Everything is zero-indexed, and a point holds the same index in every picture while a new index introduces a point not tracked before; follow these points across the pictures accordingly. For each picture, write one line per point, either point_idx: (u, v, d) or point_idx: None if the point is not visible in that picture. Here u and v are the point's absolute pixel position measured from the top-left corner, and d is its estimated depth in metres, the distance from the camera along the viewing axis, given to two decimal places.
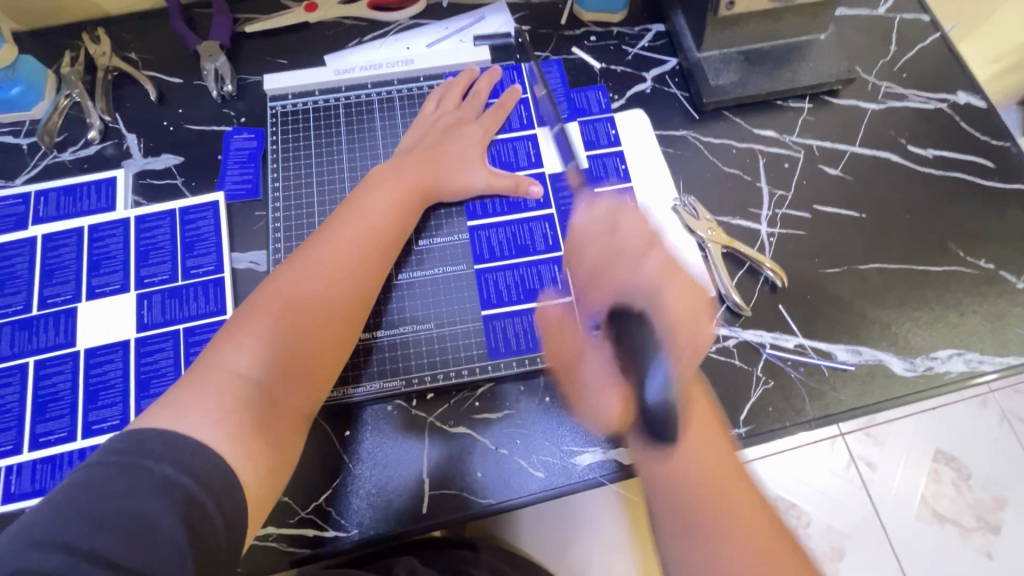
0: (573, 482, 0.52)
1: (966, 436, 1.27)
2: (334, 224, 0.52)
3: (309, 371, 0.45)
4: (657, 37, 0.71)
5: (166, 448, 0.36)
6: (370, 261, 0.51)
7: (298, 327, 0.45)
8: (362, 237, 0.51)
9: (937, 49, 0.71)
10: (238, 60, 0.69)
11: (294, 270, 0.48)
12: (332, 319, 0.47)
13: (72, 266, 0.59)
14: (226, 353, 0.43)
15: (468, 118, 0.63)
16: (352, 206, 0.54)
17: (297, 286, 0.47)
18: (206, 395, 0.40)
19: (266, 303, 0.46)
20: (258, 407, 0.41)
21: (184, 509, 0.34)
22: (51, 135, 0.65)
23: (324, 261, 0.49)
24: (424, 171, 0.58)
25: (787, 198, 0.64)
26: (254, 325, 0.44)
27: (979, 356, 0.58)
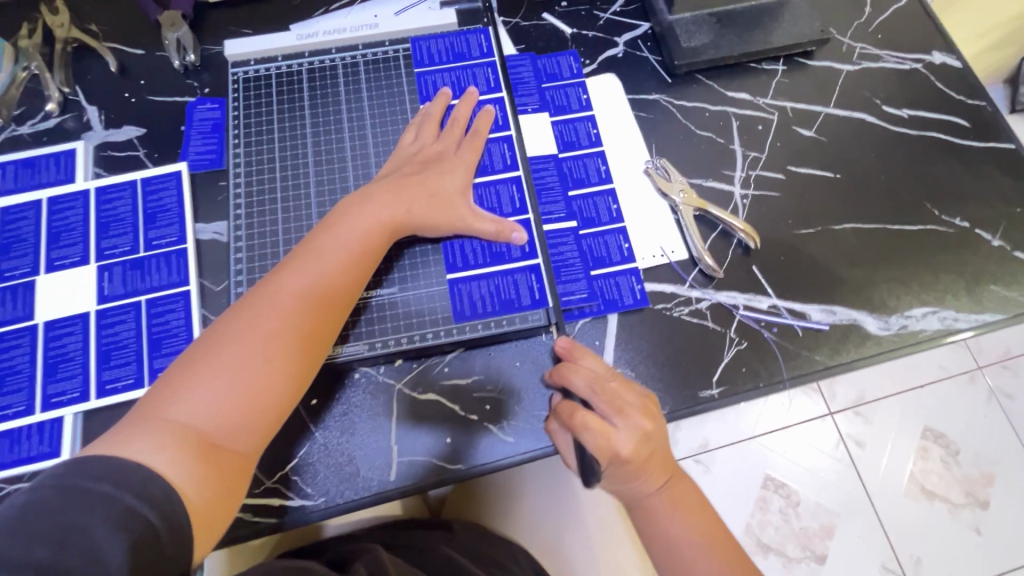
0: (544, 446, 0.52)
1: (953, 412, 1.27)
2: (298, 259, 0.49)
3: (257, 417, 0.44)
4: (628, 2, 0.69)
5: (106, 468, 0.35)
6: (330, 302, 0.49)
7: (248, 368, 0.43)
8: (330, 272, 0.49)
9: (913, 10, 0.70)
10: (202, 30, 0.67)
11: (257, 306, 0.46)
12: (282, 357, 0.45)
13: (30, 239, 0.57)
14: (175, 394, 0.41)
15: (450, 150, 0.59)
16: (318, 240, 0.51)
17: (251, 327, 0.45)
18: (145, 436, 0.39)
19: (220, 340, 0.44)
20: (202, 454, 0.40)
21: (122, 521, 0.33)
22: (10, 108, 0.63)
23: (288, 297, 0.47)
24: (401, 200, 0.54)
25: (761, 160, 0.63)
26: (205, 365, 0.43)
27: (954, 314, 0.57)
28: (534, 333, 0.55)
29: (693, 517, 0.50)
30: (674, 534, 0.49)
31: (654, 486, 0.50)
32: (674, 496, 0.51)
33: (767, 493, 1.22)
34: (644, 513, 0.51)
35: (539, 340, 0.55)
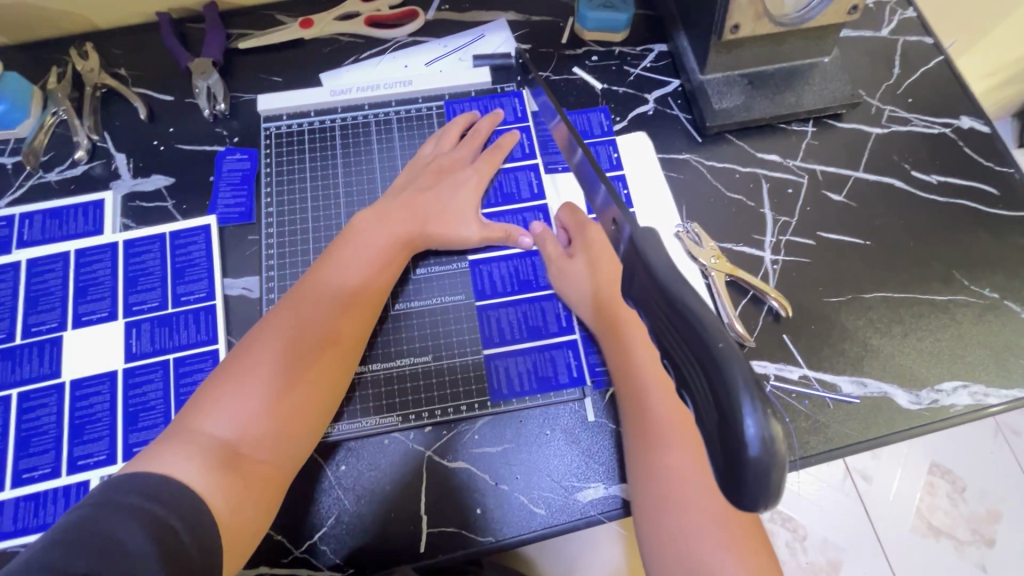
0: (574, 520, 0.51)
1: (961, 449, 1.27)
2: (319, 275, 0.51)
3: (285, 424, 0.44)
4: (659, 57, 0.70)
5: (136, 484, 0.36)
6: (352, 309, 0.50)
7: (275, 378, 0.45)
8: (353, 279, 0.51)
9: (941, 72, 0.70)
10: (232, 77, 0.67)
11: (281, 316, 0.48)
12: (309, 364, 0.46)
13: (58, 292, 0.57)
14: (208, 400, 0.43)
15: (466, 159, 0.62)
16: (339, 254, 0.53)
17: (278, 338, 0.46)
18: (183, 442, 0.40)
19: (250, 352, 0.46)
20: (228, 466, 0.40)
21: (153, 530, 0.34)
22: (37, 155, 0.62)
23: (311, 303, 0.49)
24: (415, 213, 0.57)
25: (791, 225, 0.63)
26: (236, 373, 0.44)
27: (984, 389, 0.57)
28: (566, 404, 0.55)
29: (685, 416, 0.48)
30: (647, 366, 0.50)
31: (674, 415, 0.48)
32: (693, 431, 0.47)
33: (773, 526, 1.21)
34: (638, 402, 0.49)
35: (570, 408, 0.55)
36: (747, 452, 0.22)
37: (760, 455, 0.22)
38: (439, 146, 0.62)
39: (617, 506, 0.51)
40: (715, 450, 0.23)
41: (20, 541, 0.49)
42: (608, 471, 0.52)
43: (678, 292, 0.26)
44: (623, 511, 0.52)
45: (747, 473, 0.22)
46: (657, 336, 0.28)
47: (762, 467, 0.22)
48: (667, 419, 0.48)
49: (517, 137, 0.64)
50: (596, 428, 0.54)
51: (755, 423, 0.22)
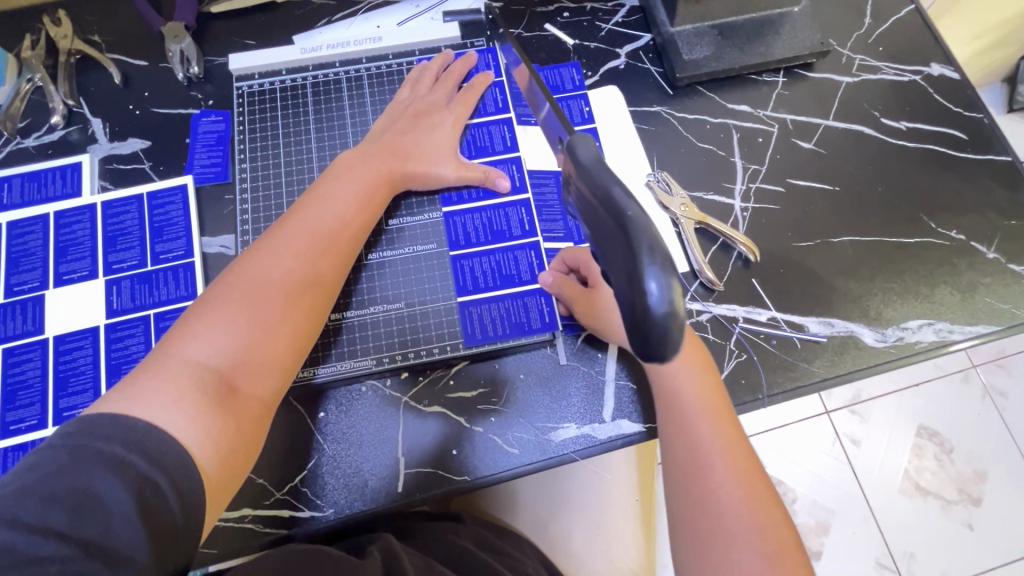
0: (549, 458, 0.53)
1: (948, 411, 1.28)
2: (295, 216, 0.51)
3: (272, 356, 0.45)
4: (630, 12, 0.70)
5: (117, 430, 0.36)
6: (339, 246, 0.51)
7: (256, 315, 0.45)
8: (338, 216, 0.52)
9: (912, 21, 0.71)
10: (205, 40, 0.67)
11: (267, 250, 0.48)
12: (291, 305, 0.47)
13: (38, 253, 0.58)
14: (187, 336, 0.42)
15: (441, 102, 0.62)
16: (315, 197, 0.52)
17: (258, 277, 0.46)
18: (166, 378, 0.40)
19: (227, 289, 0.45)
20: (218, 394, 0.41)
21: (134, 484, 0.34)
22: (14, 121, 0.63)
23: (296, 238, 0.49)
24: (390, 157, 0.57)
25: (761, 172, 0.64)
26: (217, 306, 0.44)
27: (950, 326, 0.58)
28: (537, 347, 0.56)
29: (723, 419, 0.47)
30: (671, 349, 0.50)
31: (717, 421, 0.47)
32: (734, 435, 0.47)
33: None
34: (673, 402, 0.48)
35: (543, 352, 0.56)
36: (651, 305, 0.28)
37: (660, 306, 0.28)
38: (415, 89, 0.62)
39: (588, 444, 0.53)
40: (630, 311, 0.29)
41: None
42: (580, 412, 0.54)
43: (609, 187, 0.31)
44: (594, 449, 0.54)
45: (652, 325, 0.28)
46: (591, 232, 0.34)
47: (661, 316, 0.28)
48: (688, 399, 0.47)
49: (490, 81, 0.64)
50: (568, 370, 0.55)
51: (657, 282, 0.28)
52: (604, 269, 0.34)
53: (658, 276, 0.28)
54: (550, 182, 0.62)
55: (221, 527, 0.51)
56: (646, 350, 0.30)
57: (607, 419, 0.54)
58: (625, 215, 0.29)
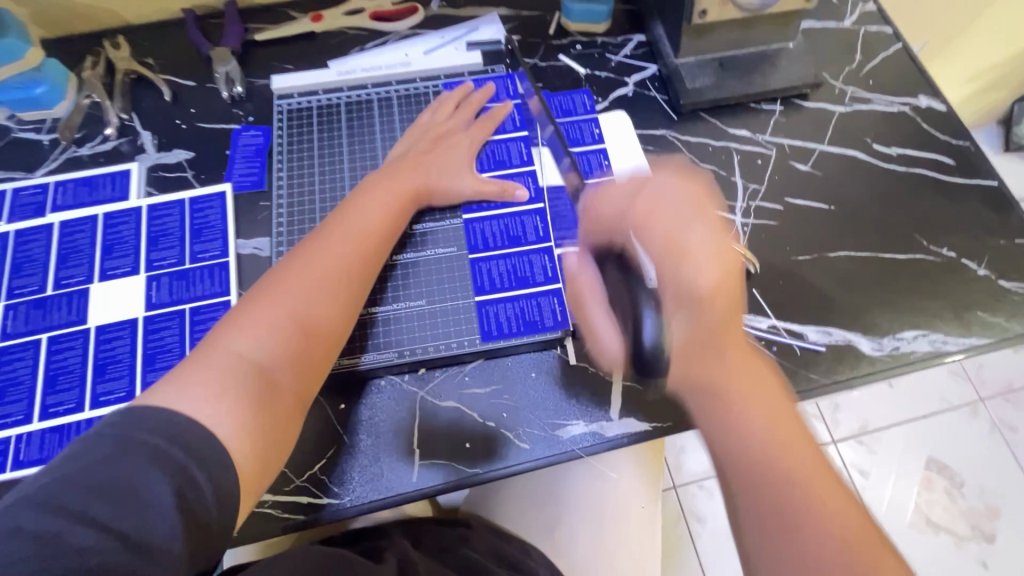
0: (558, 453, 0.55)
1: (957, 443, 1.28)
2: (327, 231, 0.56)
3: (304, 355, 0.49)
4: (638, 46, 0.76)
5: (159, 423, 0.39)
6: (369, 255, 0.56)
7: (288, 319, 0.49)
8: (366, 230, 0.57)
9: (900, 58, 0.76)
10: (248, 64, 0.74)
11: (304, 259, 0.53)
12: (324, 314, 0.51)
13: (86, 250, 0.62)
14: (228, 336, 0.47)
15: (460, 129, 0.67)
16: (344, 214, 0.57)
17: (292, 285, 0.51)
18: (209, 371, 0.44)
19: (264, 296, 0.50)
20: (255, 387, 0.45)
21: (175, 479, 0.36)
22: (72, 132, 0.69)
23: (331, 248, 0.54)
24: (415, 179, 0.62)
25: (760, 191, 0.68)
26: (258, 308, 0.49)
27: (943, 337, 0.61)
28: (549, 347, 0.59)
29: (777, 421, 0.48)
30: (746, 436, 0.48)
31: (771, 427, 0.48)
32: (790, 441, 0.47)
33: None
34: (707, 386, 0.50)
35: (553, 353, 0.59)
36: None
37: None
38: (437, 115, 0.68)
39: (595, 441, 0.56)
40: None
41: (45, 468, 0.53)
42: (587, 410, 0.57)
43: None
44: (600, 447, 0.56)
45: None
46: None
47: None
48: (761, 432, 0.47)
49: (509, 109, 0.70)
50: (576, 370, 0.58)
51: None
52: None
53: None
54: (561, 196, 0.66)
55: None
56: None
57: (614, 418, 0.57)
58: None
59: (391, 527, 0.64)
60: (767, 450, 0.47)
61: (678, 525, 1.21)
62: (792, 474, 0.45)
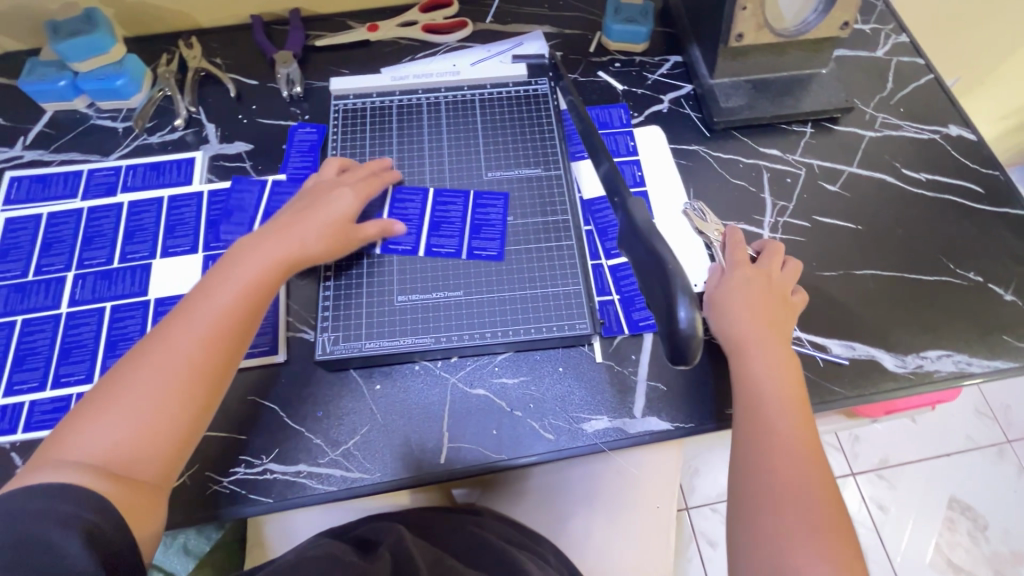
0: (581, 446, 0.57)
1: (982, 484, 1.24)
2: (185, 309, 0.51)
3: (160, 437, 0.45)
4: (674, 66, 0.79)
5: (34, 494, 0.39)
6: (234, 318, 0.51)
7: (141, 405, 0.45)
8: (235, 292, 0.52)
9: (931, 89, 0.78)
10: (307, 67, 0.79)
11: (162, 335, 0.49)
12: (182, 389, 0.47)
13: (151, 228, 0.67)
14: (77, 432, 0.44)
15: (347, 183, 0.63)
16: (207, 286, 0.52)
17: (143, 365, 0.47)
18: (51, 478, 0.41)
19: (109, 389, 0.46)
20: (102, 481, 0.42)
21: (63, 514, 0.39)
22: (145, 121, 0.75)
23: (189, 317, 0.50)
24: (290, 235, 0.56)
25: (788, 209, 0.70)
26: (109, 395, 0.45)
27: (968, 359, 0.62)
28: (578, 344, 0.61)
29: (803, 428, 0.50)
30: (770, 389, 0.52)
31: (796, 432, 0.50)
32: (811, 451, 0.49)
33: None
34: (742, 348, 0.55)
35: (581, 350, 0.61)
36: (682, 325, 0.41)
37: (689, 329, 0.41)
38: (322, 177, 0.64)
39: (616, 437, 0.58)
40: (667, 328, 0.42)
41: None
42: (610, 406, 0.59)
43: (655, 240, 0.44)
44: (622, 442, 0.58)
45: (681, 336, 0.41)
46: (637, 268, 0.47)
47: (689, 335, 0.41)
48: (774, 395, 0.52)
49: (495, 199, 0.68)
50: (602, 368, 0.61)
51: (685, 311, 0.41)
52: (644, 292, 0.47)
53: (689, 307, 0.40)
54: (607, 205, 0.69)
55: (279, 481, 0.56)
56: (680, 356, 0.43)
57: (637, 415, 0.58)
58: (667, 267, 0.42)
59: (414, 512, 0.66)
60: (785, 448, 0.49)
61: (689, 548, 1.19)
62: (795, 475, 0.48)
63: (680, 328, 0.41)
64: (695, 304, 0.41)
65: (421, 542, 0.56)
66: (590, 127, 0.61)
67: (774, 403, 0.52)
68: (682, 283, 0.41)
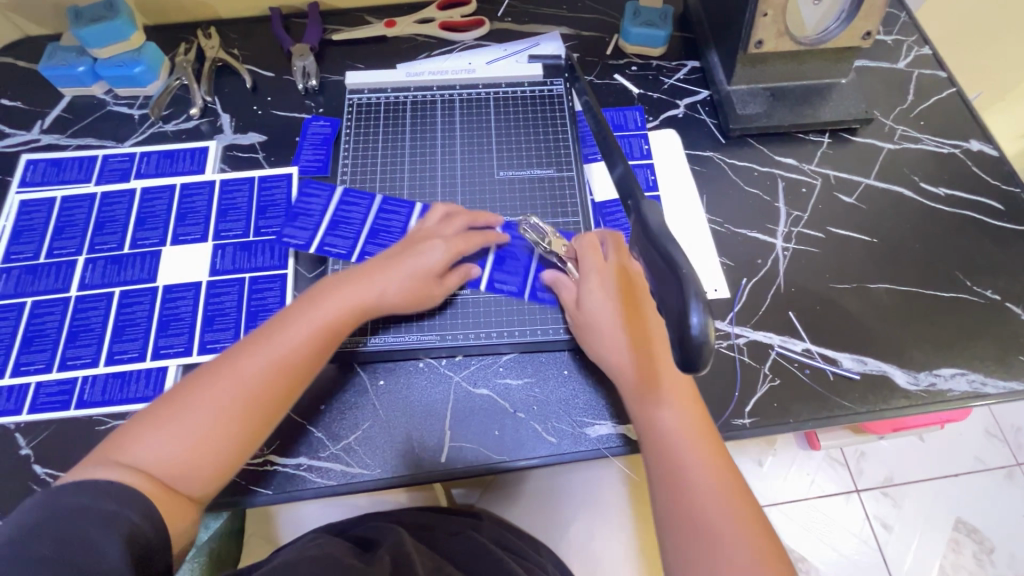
0: (583, 450, 0.57)
1: (991, 508, 1.22)
2: (263, 336, 0.51)
3: (216, 459, 0.46)
4: (691, 71, 0.79)
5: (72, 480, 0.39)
6: (306, 354, 0.51)
7: (203, 426, 0.46)
8: (313, 328, 0.52)
9: (953, 102, 0.77)
10: (323, 61, 0.79)
11: (239, 356, 0.49)
12: (245, 418, 0.47)
13: (162, 215, 0.68)
14: (140, 437, 0.45)
15: (446, 227, 0.60)
16: (287, 317, 0.52)
17: (215, 385, 0.47)
18: (101, 476, 0.42)
19: (174, 400, 0.47)
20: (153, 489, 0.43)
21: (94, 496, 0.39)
22: (161, 109, 0.75)
23: (266, 346, 0.50)
24: (378, 276, 0.55)
25: (802, 219, 0.69)
26: (177, 408, 0.46)
27: (982, 379, 0.60)
28: (584, 347, 0.61)
29: (714, 462, 0.50)
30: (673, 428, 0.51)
31: (713, 475, 0.49)
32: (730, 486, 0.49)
33: None
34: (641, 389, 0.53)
35: (586, 353, 0.61)
36: (693, 331, 0.38)
37: (700, 335, 0.38)
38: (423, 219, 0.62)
39: (619, 443, 0.57)
40: (676, 335, 0.39)
41: (105, 409, 0.57)
42: (614, 412, 0.58)
43: (668, 244, 0.43)
44: (625, 449, 0.57)
45: (692, 344, 0.38)
46: (650, 274, 0.45)
47: (701, 343, 0.38)
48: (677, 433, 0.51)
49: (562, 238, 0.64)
50: (608, 373, 0.60)
51: (697, 316, 0.38)
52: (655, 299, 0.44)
53: (702, 313, 0.38)
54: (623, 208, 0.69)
55: (278, 473, 0.56)
56: (689, 366, 0.40)
57: None
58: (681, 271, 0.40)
59: (414, 513, 0.66)
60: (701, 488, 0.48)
61: None
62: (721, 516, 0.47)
63: (691, 335, 0.38)
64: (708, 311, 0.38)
65: (418, 543, 0.56)
66: (606, 130, 0.59)
67: (682, 445, 0.50)
68: (694, 287, 0.39)
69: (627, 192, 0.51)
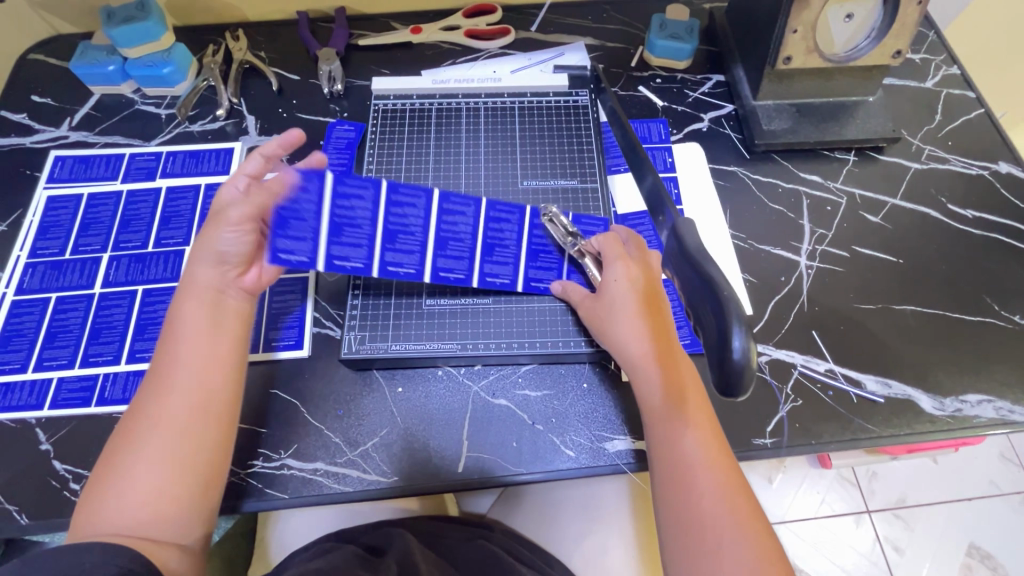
0: (601, 465, 0.56)
1: (1006, 534, 1.19)
2: (163, 367, 0.49)
3: (189, 492, 0.46)
4: (716, 85, 0.79)
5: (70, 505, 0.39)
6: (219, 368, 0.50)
7: (163, 467, 0.46)
8: (212, 340, 0.51)
9: (981, 123, 0.76)
10: (349, 66, 0.80)
11: (158, 395, 0.48)
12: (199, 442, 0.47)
13: (186, 215, 0.68)
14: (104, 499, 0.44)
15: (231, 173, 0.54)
16: (180, 338, 0.50)
17: (151, 428, 0.47)
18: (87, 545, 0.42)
19: (112, 470, 0.46)
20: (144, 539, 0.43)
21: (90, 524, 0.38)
22: (187, 109, 0.76)
23: (177, 377, 0.48)
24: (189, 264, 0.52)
25: (827, 237, 0.68)
26: (126, 460, 0.46)
27: (1010, 406, 0.59)
28: (605, 360, 0.60)
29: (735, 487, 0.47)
30: (696, 447, 0.49)
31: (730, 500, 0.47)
32: (730, 492, 0.47)
33: None
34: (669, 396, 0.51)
35: (607, 367, 0.60)
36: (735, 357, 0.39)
37: (743, 359, 0.39)
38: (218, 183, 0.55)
39: (637, 459, 0.56)
40: (718, 359, 0.40)
41: (126, 407, 0.58)
42: (633, 427, 0.58)
43: (708, 267, 0.43)
44: (643, 465, 0.56)
45: (733, 368, 0.39)
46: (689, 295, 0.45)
47: (742, 367, 0.39)
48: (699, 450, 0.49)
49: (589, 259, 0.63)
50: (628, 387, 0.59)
51: (739, 341, 0.39)
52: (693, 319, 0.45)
53: (744, 339, 0.39)
54: (645, 222, 0.68)
55: (295, 477, 0.55)
56: (729, 389, 0.41)
57: None
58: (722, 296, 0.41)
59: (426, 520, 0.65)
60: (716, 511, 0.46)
61: None
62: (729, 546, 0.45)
63: (733, 360, 0.39)
64: (749, 336, 0.39)
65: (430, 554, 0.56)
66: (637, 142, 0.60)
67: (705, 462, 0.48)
68: (736, 313, 0.40)
69: (658, 200, 0.52)
